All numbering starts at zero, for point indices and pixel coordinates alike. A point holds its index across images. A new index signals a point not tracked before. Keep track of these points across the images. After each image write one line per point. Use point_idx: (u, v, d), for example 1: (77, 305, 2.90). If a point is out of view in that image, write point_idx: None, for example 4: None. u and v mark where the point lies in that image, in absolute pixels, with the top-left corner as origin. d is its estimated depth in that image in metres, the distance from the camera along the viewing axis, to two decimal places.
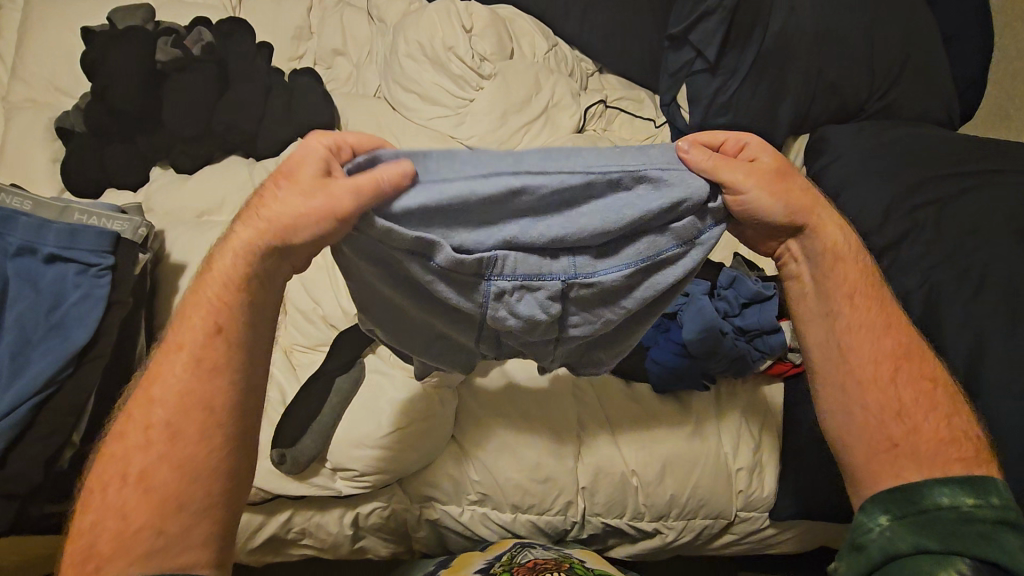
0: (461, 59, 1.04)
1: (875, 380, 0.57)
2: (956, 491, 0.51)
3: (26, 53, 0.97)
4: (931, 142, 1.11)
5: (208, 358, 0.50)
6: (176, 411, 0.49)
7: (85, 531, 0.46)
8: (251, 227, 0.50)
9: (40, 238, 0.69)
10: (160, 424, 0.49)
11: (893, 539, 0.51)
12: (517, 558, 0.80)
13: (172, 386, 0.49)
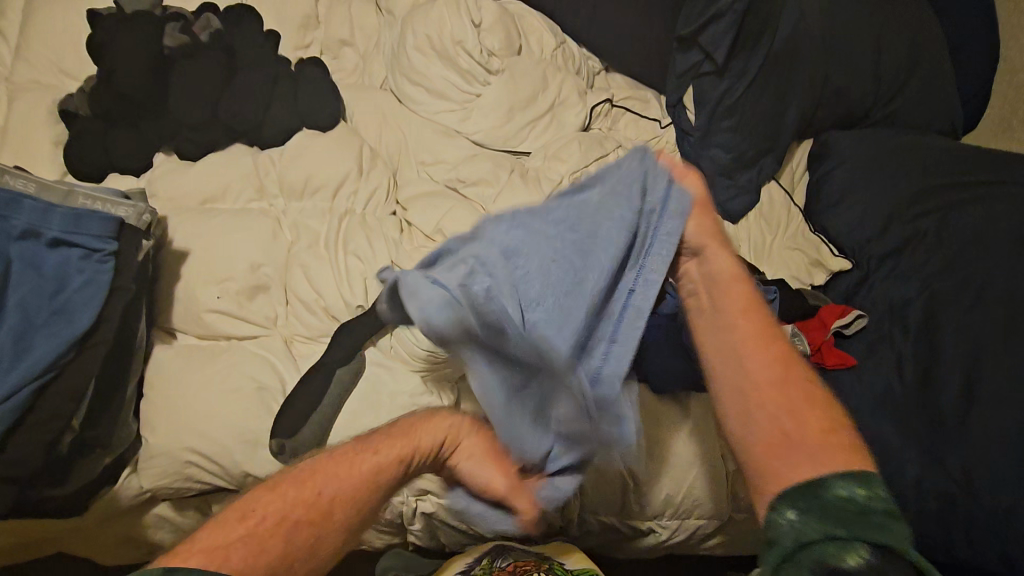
0: (469, 53, 1.04)
1: (769, 402, 0.65)
2: (850, 483, 0.57)
3: (31, 33, 0.96)
4: (935, 152, 1.12)
5: (381, 484, 0.65)
6: (339, 483, 0.63)
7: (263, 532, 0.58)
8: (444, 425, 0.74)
9: (45, 222, 0.68)
10: (303, 494, 0.61)
11: (800, 531, 0.55)
12: (496, 562, 0.85)
13: (342, 473, 0.64)
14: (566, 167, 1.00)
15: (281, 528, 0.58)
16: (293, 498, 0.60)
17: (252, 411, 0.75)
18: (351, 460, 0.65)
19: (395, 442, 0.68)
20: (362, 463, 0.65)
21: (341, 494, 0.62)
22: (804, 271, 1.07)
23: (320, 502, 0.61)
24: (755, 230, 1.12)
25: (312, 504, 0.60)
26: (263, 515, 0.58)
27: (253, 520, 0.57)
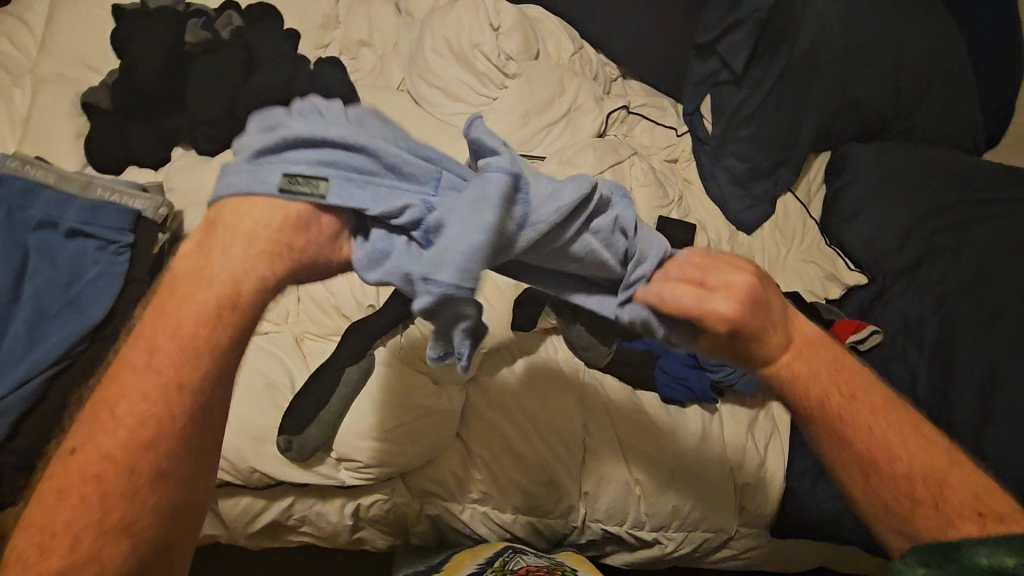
0: (487, 57, 1.04)
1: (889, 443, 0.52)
2: (999, 548, 0.43)
3: (56, 27, 0.97)
4: (955, 168, 1.10)
5: (193, 385, 0.39)
6: (132, 429, 0.38)
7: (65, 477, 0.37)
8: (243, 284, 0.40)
9: (62, 212, 0.68)
10: (109, 448, 0.37)
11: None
12: (509, 565, 0.80)
13: (117, 431, 0.38)
14: (581, 172, 0.99)
15: (129, 505, 0.37)
16: (92, 465, 0.37)
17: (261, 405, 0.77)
18: (116, 408, 0.38)
19: (195, 351, 0.39)
20: (146, 353, 0.39)
21: (144, 417, 0.38)
22: (819, 285, 1.05)
23: (125, 448, 0.38)
24: (770, 241, 1.11)
25: (136, 461, 0.38)
26: (66, 502, 0.36)
27: (58, 517, 0.36)
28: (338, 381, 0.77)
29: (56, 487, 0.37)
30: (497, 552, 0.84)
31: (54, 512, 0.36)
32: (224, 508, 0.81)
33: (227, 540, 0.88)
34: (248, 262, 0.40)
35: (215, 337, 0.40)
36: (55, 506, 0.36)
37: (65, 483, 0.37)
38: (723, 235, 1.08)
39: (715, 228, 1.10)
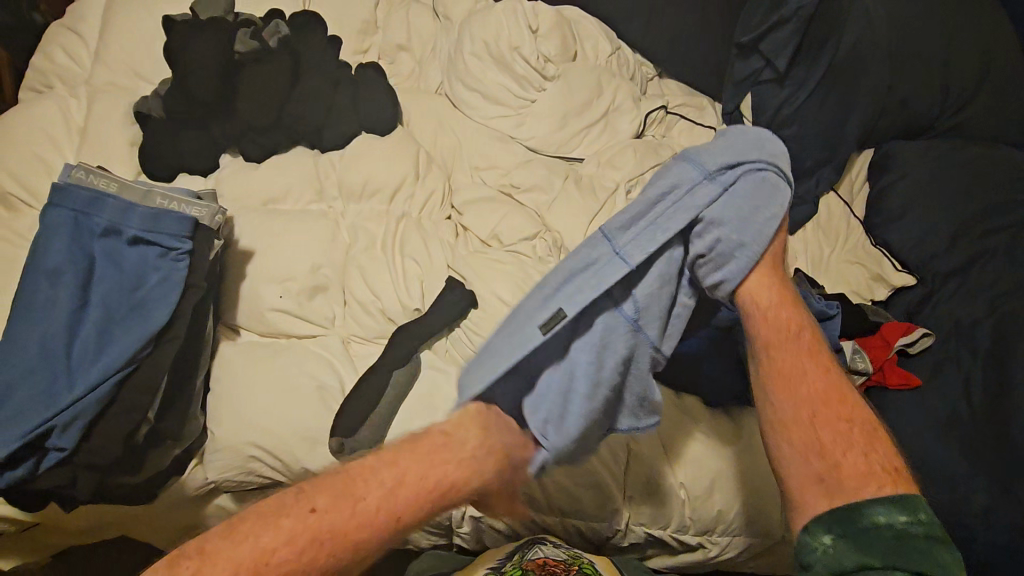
0: (526, 59, 1.04)
1: (805, 404, 0.61)
2: (893, 511, 0.54)
3: (109, 37, 1.01)
4: (1007, 166, 1.07)
5: (369, 528, 0.54)
6: (335, 536, 0.53)
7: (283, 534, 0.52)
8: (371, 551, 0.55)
9: (125, 221, 0.71)
10: (312, 533, 0.52)
11: (836, 559, 0.53)
12: (527, 555, 0.83)
13: (338, 520, 0.54)
14: (621, 174, 0.99)
15: (286, 574, 0.51)
16: (298, 535, 0.52)
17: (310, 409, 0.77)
18: (363, 503, 0.55)
19: (423, 490, 0.58)
20: (380, 488, 0.56)
21: (354, 523, 0.54)
22: (865, 286, 1.04)
23: (329, 528, 0.53)
24: (813, 241, 1.09)
25: (312, 548, 0.52)
26: (274, 536, 0.51)
27: (275, 551, 0.51)
28: (388, 382, 0.79)
29: (269, 523, 0.52)
30: (512, 549, 0.85)
31: (246, 553, 0.50)
32: None
33: None
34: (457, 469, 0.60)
35: (405, 517, 0.56)
36: (270, 540, 0.51)
37: (279, 525, 0.52)
38: None
39: None
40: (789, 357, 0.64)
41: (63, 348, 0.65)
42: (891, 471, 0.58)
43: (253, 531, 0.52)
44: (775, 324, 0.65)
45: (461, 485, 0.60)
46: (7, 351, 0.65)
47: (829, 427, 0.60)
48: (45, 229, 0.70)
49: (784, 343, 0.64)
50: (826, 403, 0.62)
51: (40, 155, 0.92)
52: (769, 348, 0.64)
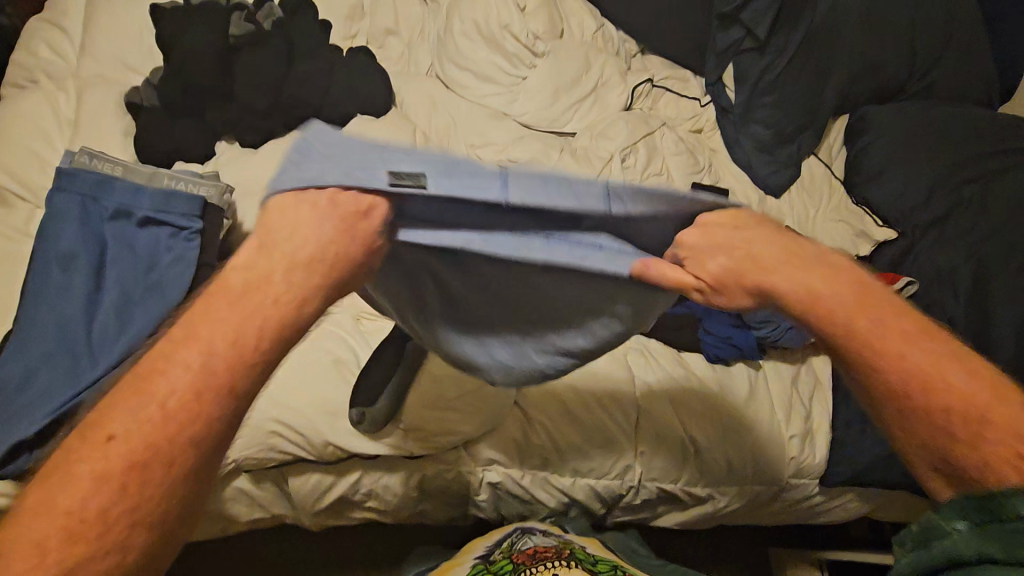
0: (516, 37, 1.06)
1: (905, 372, 0.46)
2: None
3: (94, 30, 0.99)
4: (975, 123, 1.13)
5: (209, 414, 0.37)
6: (160, 443, 0.36)
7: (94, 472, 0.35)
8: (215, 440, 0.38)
9: (136, 202, 0.71)
10: (128, 455, 0.35)
11: (960, 545, 0.41)
12: (517, 544, 0.86)
13: (154, 416, 0.36)
14: (615, 144, 1.02)
15: (134, 518, 0.35)
16: (121, 453, 0.35)
17: (330, 381, 0.79)
18: (139, 411, 0.36)
19: (224, 366, 0.38)
20: (169, 371, 0.38)
21: (174, 414, 0.36)
22: (850, 242, 1.08)
23: (158, 446, 0.36)
24: (798, 203, 1.14)
25: (145, 479, 0.35)
26: (72, 494, 0.34)
27: (101, 502, 0.34)
28: None
29: (61, 479, 0.35)
30: (505, 535, 0.91)
31: (53, 522, 0.34)
32: (296, 485, 0.85)
33: (294, 518, 0.93)
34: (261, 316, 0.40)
35: (237, 381, 0.39)
36: (76, 500, 0.34)
37: (73, 475, 0.35)
38: (753, 199, 1.11)
39: (744, 193, 1.12)
40: (871, 329, 0.47)
41: (83, 330, 0.65)
42: (994, 390, 0.45)
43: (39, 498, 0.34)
44: (832, 286, 0.48)
45: (297, 299, 0.41)
46: (25, 337, 0.64)
47: (950, 365, 0.46)
48: (53, 215, 0.69)
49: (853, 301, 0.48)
50: (941, 375, 0.45)
51: (31, 148, 0.90)
52: (846, 332, 0.47)
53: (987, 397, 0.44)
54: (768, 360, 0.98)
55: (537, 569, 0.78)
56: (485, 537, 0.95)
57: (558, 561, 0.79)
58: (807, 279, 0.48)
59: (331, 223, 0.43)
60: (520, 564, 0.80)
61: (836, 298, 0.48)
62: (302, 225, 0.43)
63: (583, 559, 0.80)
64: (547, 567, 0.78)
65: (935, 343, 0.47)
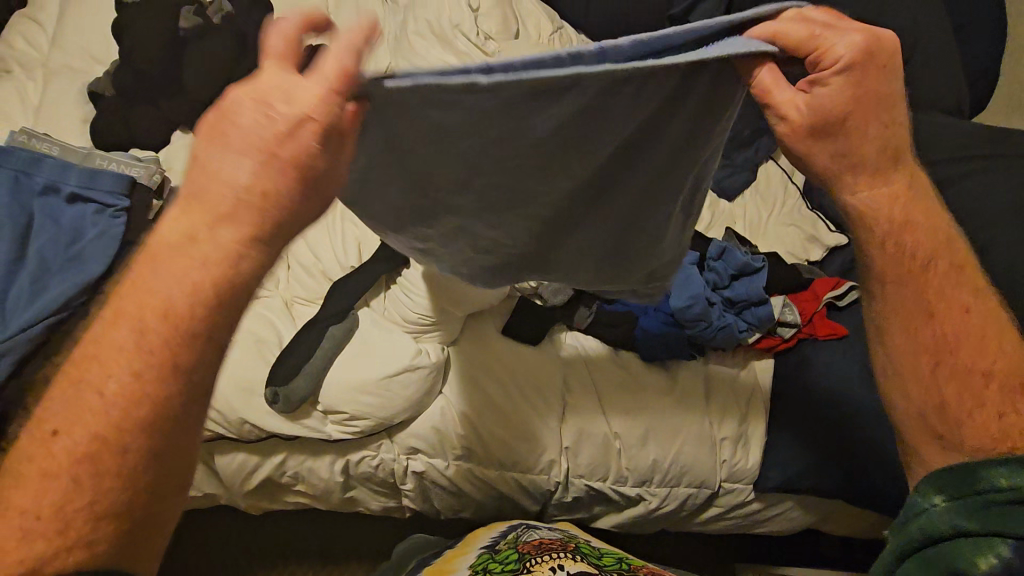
0: (466, 35, 1.09)
1: (927, 352, 0.56)
2: (1015, 471, 0.46)
3: (66, 25, 1.05)
4: (940, 127, 1.10)
5: (180, 375, 0.38)
6: (152, 407, 0.38)
7: (24, 517, 0.36)
8: (101, 417, 0.37)
9: (63, 178, 0.76)
10: (76, 449, 0.37)
11: (934, 519, 0.48)
12: (522, 537, 0.85)
13: (88, 416, 0.37)
14: None
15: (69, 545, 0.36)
16: (79, 444, 0.37)
17: (250, 360, 0.81)
18: (74, 406, 0.37)
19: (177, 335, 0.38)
20: (51, 452, 0.37)
21: (132, 400, 0.37)
22: (801, 247, 1.06)
23: (106, 434, 0.37)
24: (752, 207, 1.12)
25: (108, 475, 0.37)
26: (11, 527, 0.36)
27: (46, 501, 0.36)
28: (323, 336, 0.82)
29: (76, 397, 0.37)
30: (507, 529, 0.90)
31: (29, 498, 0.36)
32: (221, 464, 0.87)
33: (226, 499, 0.94)
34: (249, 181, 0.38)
35: (209, 318, 0.38)
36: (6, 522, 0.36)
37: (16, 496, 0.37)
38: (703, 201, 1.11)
39: None
40: (908, 294, 0.56)
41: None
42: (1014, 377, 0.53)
43: (44, 463, 0.37)
44: (922, 240, 0.56)
45: (252, 207, 0.38)
46: None
47: (962, 327, 0.55)
48: None
49: (875, 183, 0.54)
50: (937, 285, 0.56)
51: None
52: (888, 283, 0.57)
53: (1000, 362, 0.54)
54: (707, 361, 0.95)
55: (540, 560, 0.76)
56: (480, 531, 0.95)
57: (564, 553, 0.78)
58: (912, 238, 0.55)
59: (289, 143, 0.37)
60: (526, 555, 0.78)
61: (914, 238, 0.55)
62: (208, 164, 0.38)
63: (588, 554, 0.80)
64: (550, 556, 0.77)
65: (917, 268, 0.56)
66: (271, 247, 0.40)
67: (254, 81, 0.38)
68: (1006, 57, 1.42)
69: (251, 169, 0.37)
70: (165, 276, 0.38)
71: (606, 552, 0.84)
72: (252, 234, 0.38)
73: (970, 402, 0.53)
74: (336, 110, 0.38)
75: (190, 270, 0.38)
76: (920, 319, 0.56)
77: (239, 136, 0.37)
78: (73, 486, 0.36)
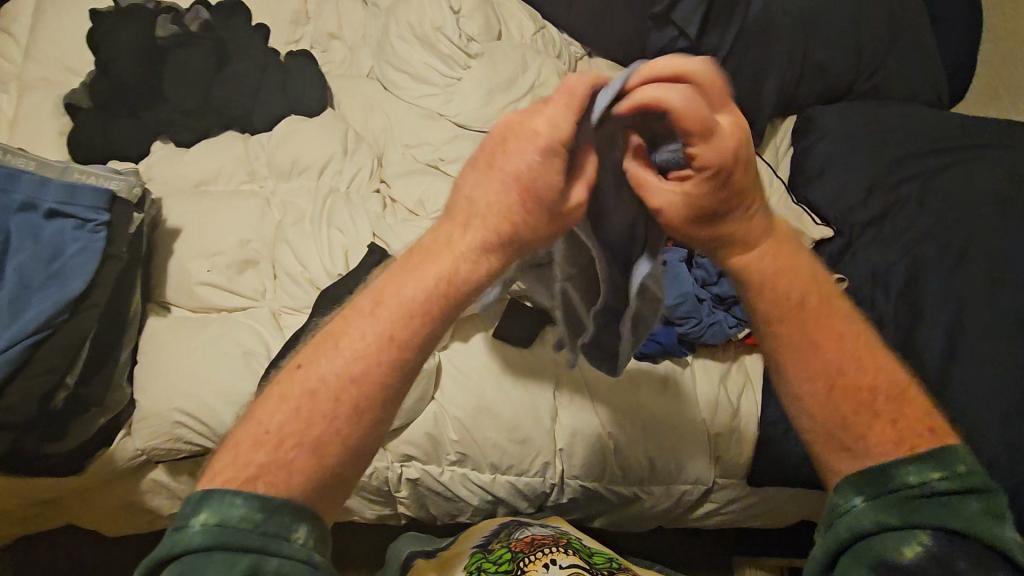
0: (449, 39, 1.08)
1: (823, 376, 0.49)
2: (923, 467, 0.45)
3: (40, 35, 1.03)
4: (921, 119, 1.11)
5: (410, 338, 0.45)
6: (388, 361, 0.45)
7: (281, 427, 0.42)
8: (343, 357, 0.44)
9: (41, 194, 0.74)
10: (308, 383, 0.44)
11: (857, 519, 0.45)
12: (514, 534, 0.85)
13: (335, 365, 0.44)
14: None
15: (325, 447, 0.43)
16: (323, 381, 0.44)
17: (237, 372, 0.79)
18: (331, 357, 0.44)
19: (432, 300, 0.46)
20: (300, 385, 0.44)
21: (368, 364, 0.44)
22: None
23: (331, 384, 0.44)
24: None
25: (351, 405, 0.44)
26: (273, 423, 0.43)
27: (286, 437, 0.42)
28: None
29: (326, 350, 0.45)
30: (501, 526, 0.90)
31: (241, 454, 0.41)
32: None
33: None
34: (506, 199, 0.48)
35: (444, 308, 0.47)
36: (265, 421, 0.43)
37: (267, 421, 0.43)
38: None
39: None
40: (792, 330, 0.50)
41: None
42: (894, 387, 0.49)
43: (286, 389, 0.44)
44: (781, 269, 0.51)
45: (493, 227, 0.48)
46: None
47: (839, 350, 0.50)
48: None
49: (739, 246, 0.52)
50: (808, 321, 0.50)
51: None
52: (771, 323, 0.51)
53: (885, 380, 0.49)
54: (699, 358, 0.95)
55: (533, 554, 0.77)
56: (476, 528, 0.94)
57: (556, 550, 0.77)
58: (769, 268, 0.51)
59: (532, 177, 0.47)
60: (519, 548, 0.79)
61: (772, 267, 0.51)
62: (470, 193, 0.49)
63: (581, 550, 0.80)
64: (542, 554, 0.76)
65: (799, 313, 0.50)
66: (504, 253, 0.49)
67: (522, 132, 0.48)
68: (984, 48, 1.43)
69: (511, 181, 0.47)
70: (413, 276, 0.47)
71: (596, 549, 0.84)
72: (490, 240, 0.48)
73: (866, 418, 0.48)
74: (565, 135, 0.47)
75: (427, 271, 0.47)
76: (802, 354, 0.50)
77: (505, 165, 0.48)
78: (324, 400, 0.43)
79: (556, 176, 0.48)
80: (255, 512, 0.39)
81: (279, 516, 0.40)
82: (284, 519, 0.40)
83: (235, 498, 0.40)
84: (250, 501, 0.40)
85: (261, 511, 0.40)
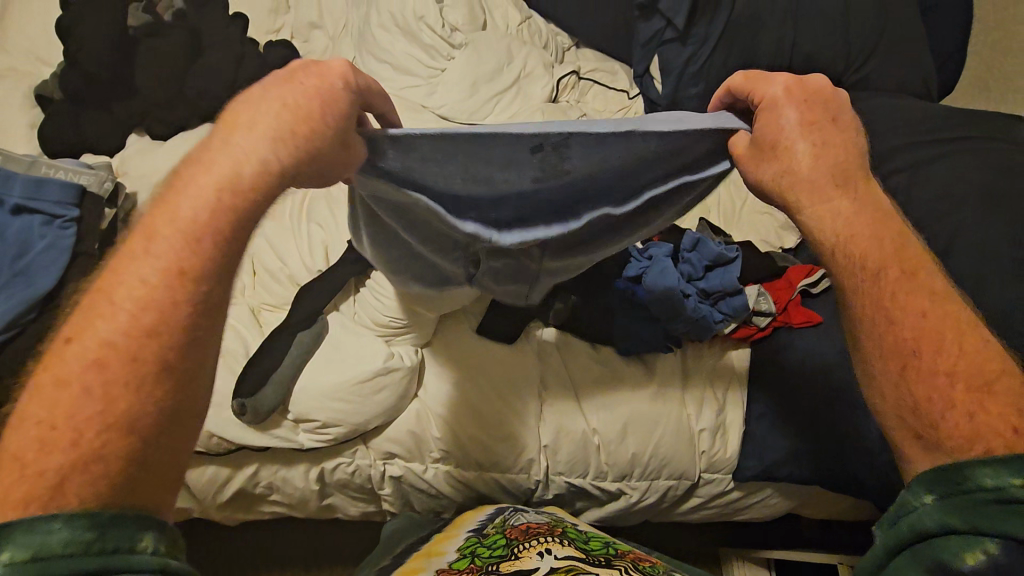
0: (431, 28, 1.06)
1: (898, 352, 0.46)
2: (1007, 468, 0.39)
3: (8, 24, 1.01)
4: (908, 111, 1.10)
5: (203, 263, 0.41)
6: (161, 313, 0.39)
7: (60, 414, 0.36)
8: (129, 302, 0.39)
9: (6, 189, 0.72)
10: (89, 357, 0.37)
11: (921, 518, 0.42)
12: (510, 521, 0.84)
13: (112, 325, 0.38)
14: None
15: (131, 419, 0.37)
16: (91, 352, 0.37)
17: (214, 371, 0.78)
18: (99, 315, 0.38)
19: (196, 239, 0.41)
20: (71, 360, 0.37)
21: (151, 307, 0.39)
22: (774, 234, 1.05)
23: (125, 341, 0.38)
24: (726, 195, 1.12)
25: (143, 373, 0.38)
26: (70, 405, 0.36)
27: (83, 418, 0.36)
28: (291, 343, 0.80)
29: (94, 313, 0.38)
30: (496, 511, 0.89)
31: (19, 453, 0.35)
32: (190, 477, 0.85)
33: (200, 512, 0.91)
34: (270, 150, 0.43)
35: (233, 227, 0.42)
36: (44, 414, 0.36)
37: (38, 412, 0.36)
38: None
39: None
40: (899, 299, 0.47)
41: None
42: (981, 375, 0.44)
43: (60, 371, 0.37)
44: (872, 243, 0.49)
45: (286, 139, 0.44)
46: None
47: (924, 324, 0.46)
48: None
49: (813, 202, 0.50)
50: (896, 292, 0.48)
51: None
52: (875, 285, 0.48)
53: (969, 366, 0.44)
54: (684, 352, 0.95)
55: (527, 546, 0.74)
56: (467, 514, 0.92)
57: (549, 536, 0.77)
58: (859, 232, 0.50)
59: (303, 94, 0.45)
60: (514, 540, 0.77)
61: (847, 233, 0.50)
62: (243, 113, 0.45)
63: (575, 539, 0.78)
64: (538, 541, 0.75)
65: (883, 281, 0.48)
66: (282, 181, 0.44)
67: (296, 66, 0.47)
68: (973, 40, 1.42)
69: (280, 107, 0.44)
70: (182, 207, 0.41)
71: (592, 534, 0.84)
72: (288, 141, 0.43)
73: (940, 402, 0.44)
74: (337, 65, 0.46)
75: (188, 209, 0.41)
76: (886, 317, 0.47)
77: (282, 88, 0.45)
78: (103, 362, 0.37)
79: (339, 89, 0.46)
80: (88, 533, 0.33)
81: (121, 528, 0.34)
82: (128, 530, 0.35)
83: (53, 520, 0.33)
84: (72, 521, 0.33)
85: (91, 530, 0.33)
